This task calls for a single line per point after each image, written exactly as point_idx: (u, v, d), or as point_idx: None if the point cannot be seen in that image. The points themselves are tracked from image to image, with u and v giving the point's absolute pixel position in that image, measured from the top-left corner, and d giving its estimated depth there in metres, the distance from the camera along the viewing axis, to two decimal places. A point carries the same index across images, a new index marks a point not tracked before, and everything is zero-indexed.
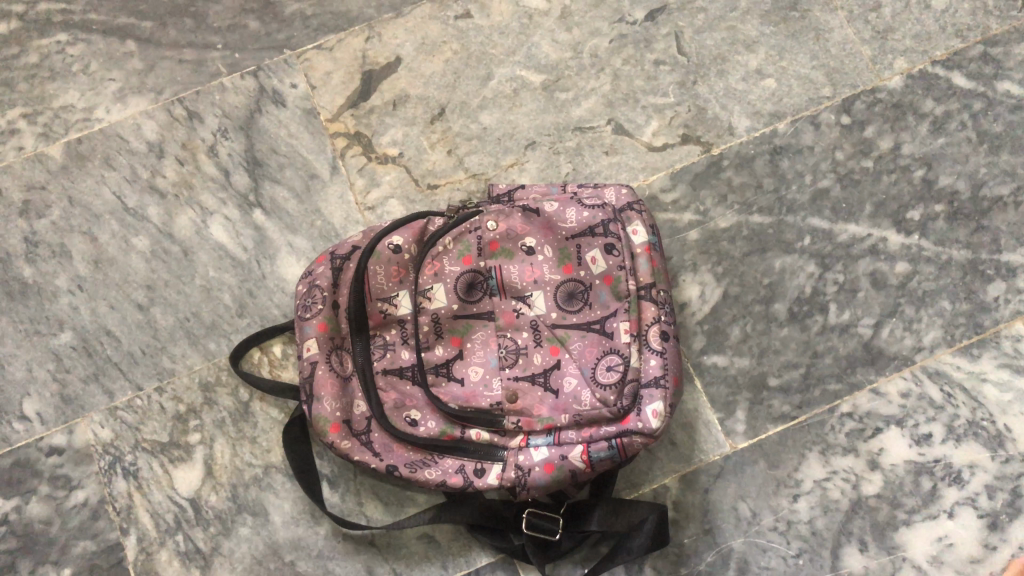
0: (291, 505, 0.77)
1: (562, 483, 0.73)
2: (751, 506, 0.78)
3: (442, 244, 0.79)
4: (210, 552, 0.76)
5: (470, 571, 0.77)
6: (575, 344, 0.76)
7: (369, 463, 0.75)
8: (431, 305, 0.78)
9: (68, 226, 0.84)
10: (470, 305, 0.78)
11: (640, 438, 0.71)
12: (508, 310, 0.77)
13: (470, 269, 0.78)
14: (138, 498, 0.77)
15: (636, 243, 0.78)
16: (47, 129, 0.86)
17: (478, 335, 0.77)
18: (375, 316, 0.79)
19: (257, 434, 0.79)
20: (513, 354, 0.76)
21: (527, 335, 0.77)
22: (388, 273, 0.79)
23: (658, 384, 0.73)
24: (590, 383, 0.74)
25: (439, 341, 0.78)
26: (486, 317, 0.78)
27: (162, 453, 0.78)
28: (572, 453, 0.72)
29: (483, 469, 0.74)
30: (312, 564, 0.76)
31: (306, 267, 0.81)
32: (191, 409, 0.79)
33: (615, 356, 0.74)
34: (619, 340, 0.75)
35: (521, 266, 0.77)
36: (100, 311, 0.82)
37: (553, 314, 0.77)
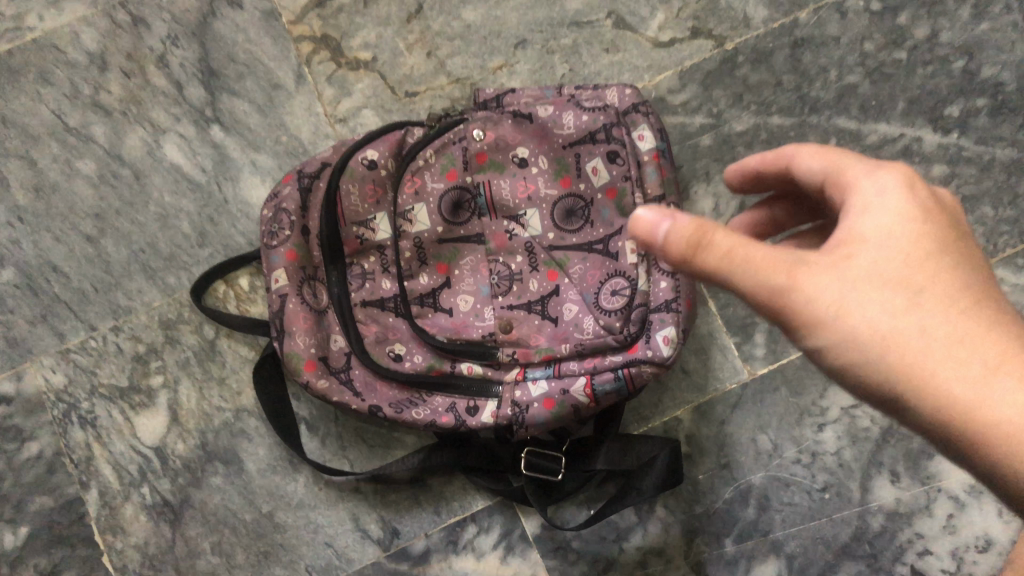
0: (267, 451, 0.70)
1: (564, 420, 0.65)
2: (772, 438, 0.71)
3: (423, 157, 0.69)
4: (180, 504, 0.69)
5: (466, 516, 0.70)
6: (575, 267, 0.68)
7: (349, 404, 0.68)
8: (413, 228, 0.69)
9: (3, 149, 0.74)
10: (457, 227, 0.69)
11: (649, 367, 0.63)
12: (500, 231, 0.69)
13: (455, 186, 0.69)
14: (98, 449, 0.70)
15: (643, 150, 0.68)
16: None
17: (467, 261, 0.70)
18: (351, 243, 0.70)
19: (226, 375, 0.71)
20: (506, 281, 0.68)
21: (522, 259, 0.69)
22: (363, 193, 0.70)
23: (670, 308, 0.63)
24: (592, 310, 0.66)
25: (424, 269, 0.70)
26: (474, 240, 0.69)
27: (122, 398, 0.71)
28: (574, 387, 0.64)
29: (477, 406, 0.67)
30: (293, 514, 0.70)
31: (273, 189, 0.72)
32: (152, 349, 0.72)
33: (620, 279, 0.66)
34: (624, 261, 0.66)
35: (513, 182, 0.69)
36: (45, 244, 0.73)
37: (549, 235, 0.68)
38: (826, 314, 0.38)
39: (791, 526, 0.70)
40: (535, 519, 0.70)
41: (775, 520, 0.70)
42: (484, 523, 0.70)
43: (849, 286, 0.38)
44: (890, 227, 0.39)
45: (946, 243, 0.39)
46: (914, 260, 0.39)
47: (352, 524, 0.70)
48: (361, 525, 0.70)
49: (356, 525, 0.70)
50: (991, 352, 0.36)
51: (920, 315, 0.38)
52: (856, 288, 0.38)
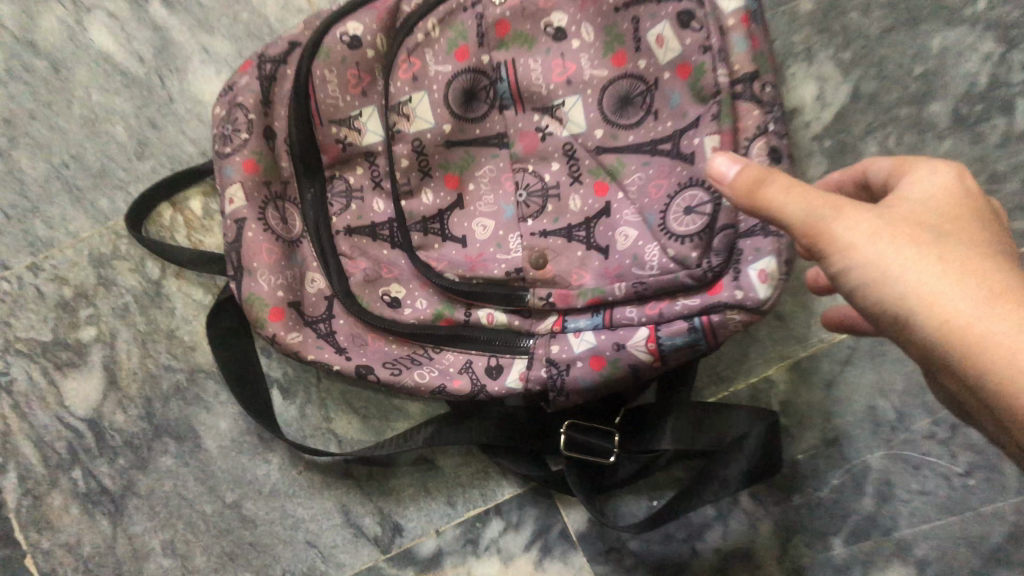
0: (230, 425, 0.54)
1: (619, 385, 0.47)
2: (896, 405, 0.53)
3: (422, 30, 0.50)
4: (121, 492, 0.54)
5: (489, 509, 0.54)
6: (633, 176, 0.48)
7: (327, 364, 0.51)
8: (412, 126, 0.51)
9: None
10: (471, 126, 0.51)
11: (736, 313, 0.43)
12: (530, 130, 0.51)
13: (467, 68, 0.50)
14: (16, 421, 0.55)
15: (726, 12, 0.44)
16: None
17: (485, 170, 0.52)
18: (330, 149, 0.52)
19: (176, 326, 0.55)
20: (538, 198, 0.50)
21: (559, 168, 0.50)
22: (343, 80, 0.51)
23: (768, 234, 0.43)
24: (658, 237, 0.47)
25: (427, 181, 0.52)
26: (494, 142, 0.51)
27: (45, 357, 0.55)
28: (631, 341, 0.45)
29: (500, 367, 0.50)
30: (264, 505, 0.54)
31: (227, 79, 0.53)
32: (82, 293, 0.55)
33: (699, 191, 0.46)
34: (700, 165, 0.46)
35: (546, 60, 0.49)
36: None
37: (597, 133, 0.49)
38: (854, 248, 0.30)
39: (922, 524, 0.52)
40: (580, 512, 0.53)
41: (901, 515, 0.52)
42: (513, 518, 0.54)
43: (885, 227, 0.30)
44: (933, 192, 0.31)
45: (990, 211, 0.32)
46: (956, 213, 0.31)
47: (340, 519, 0.54)
48: (352, 519, 0.54)
49: (346, 519, 0.54)
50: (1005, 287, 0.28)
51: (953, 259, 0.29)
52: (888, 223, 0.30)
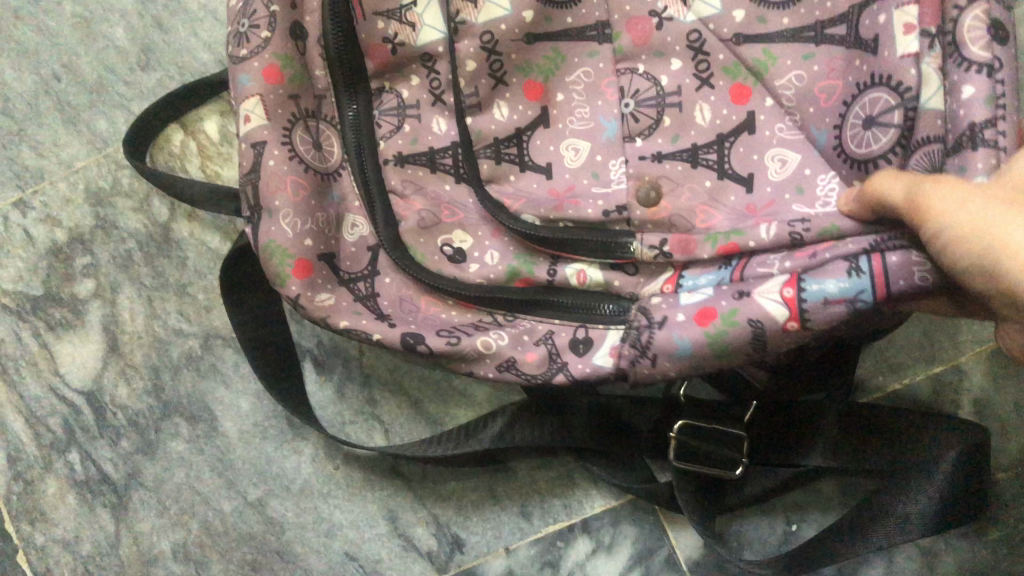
0: (253, 404, 0.44)
1: (735, 358, 0.29)
2: None
3: None
4: (125, 482, 0.44)
5: (573, 523, 0.42)
6: (787, 75, 0.30)
7: (362, 330, 0.36)
8: (479, 14, 0.33)
9: None
10: (559, 12, 0.32)
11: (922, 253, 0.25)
12: (643, 12, 0.32)
13: None
14: (5, 392, 0.45)
15: None
16: None
17: (579, 74, 0.33)
18: (378, 52, 0.36)
19: (189, 280, 0.45)
20: (651, 108, 0.32)
21: (682, 69, 0.31)
22: None
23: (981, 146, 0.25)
24: (831, 165, 0.30)
25: (499, 91, 0.34)
26: (592, 36, 0.32)
27: (37, 314, 0.45)
28: (760, 288, 0.28)
29: (592, 342, 0.34)
30: (294, 505, 0.43)
31: None
32: (78, 238, 0.45)
33: (885, 92, 0.28)
34: (886, 54, 0.28)
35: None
36: None
37: (735, 14, 0.30)
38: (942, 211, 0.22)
39: None
40: (693, 536, 0.41)
41: None
42: (605, 539, 0.42)
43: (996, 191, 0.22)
44: None
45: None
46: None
47: (386, 527, 0.43)
48: (400, 528, 0.43)
49: (393, 528, 0.43)
50: None
51: None
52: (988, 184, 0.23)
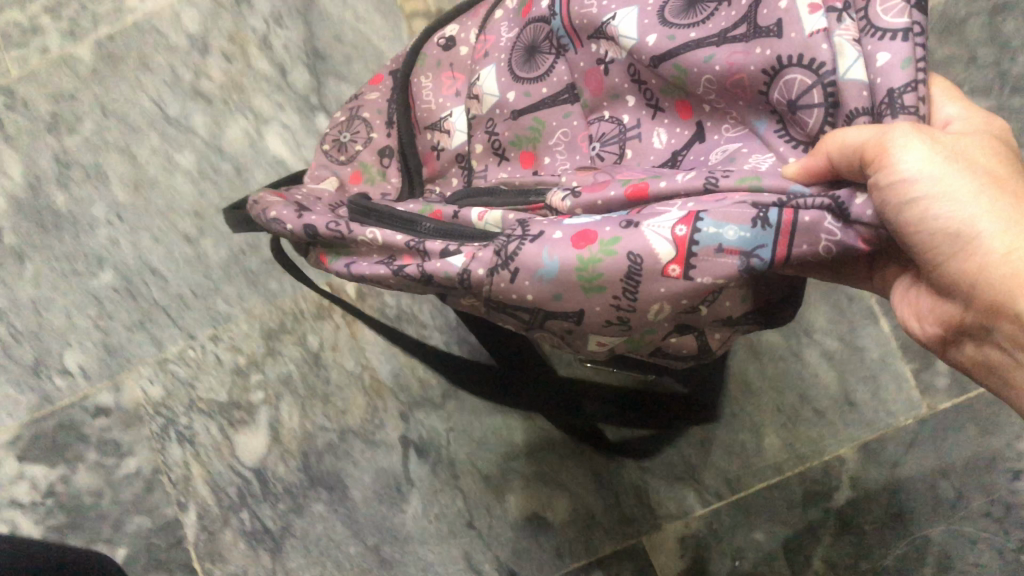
0: (373, 478, 0.65)
1: (597, 286, 0.34)
2: (956, 484, 0.61)
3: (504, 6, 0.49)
4: (280, 532, 0.64)
5: (591, 562, 0.63)
6: (702, 80, 0.37)
7: (282, 223, 0.43)
8: (482, 105, 0.47)
9: (103, 142, 0.70)
10: (536, 87, 0.45)
11: (827, 223, 0.31)
12: (594, 67, 0.42)
13: (529, 22, 0.45)
14: (196, 468, 0.65)
15: None
16: (73, 25, 0.71)
17: (559, 135, 0.45)
18: (430, 161, 0.51)
19: (330, 392, 0.66)
20: (613, 146, 0.43)
21: (630, 115, 0.42)
22: (441, 82, 0.50)
23: (899, 113, 0.30)
24: (771, 146, 0.37)
25: (505, 164, 0.48)
26: (565, 97, 0.44)
27: (221, 415, 0.66)
28: (667, 222, 0.33)
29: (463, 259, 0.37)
30: (401, 549, 0.63)
31: (355, 92, 0.54)
32: (253, 361, 0.66)
33: (799, 73, 0.33)
34: (791, 34, 0.33)
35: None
36: (143, 244, 0.69)
37: (649, 40, 0.38)
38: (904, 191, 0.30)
39: None
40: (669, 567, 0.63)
41: None
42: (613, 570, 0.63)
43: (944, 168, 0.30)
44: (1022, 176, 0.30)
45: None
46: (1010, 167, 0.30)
47: (465, 565, 0.63)
48: (474, 564, 0.63)
49: (468, 564, 0.63)
50: None
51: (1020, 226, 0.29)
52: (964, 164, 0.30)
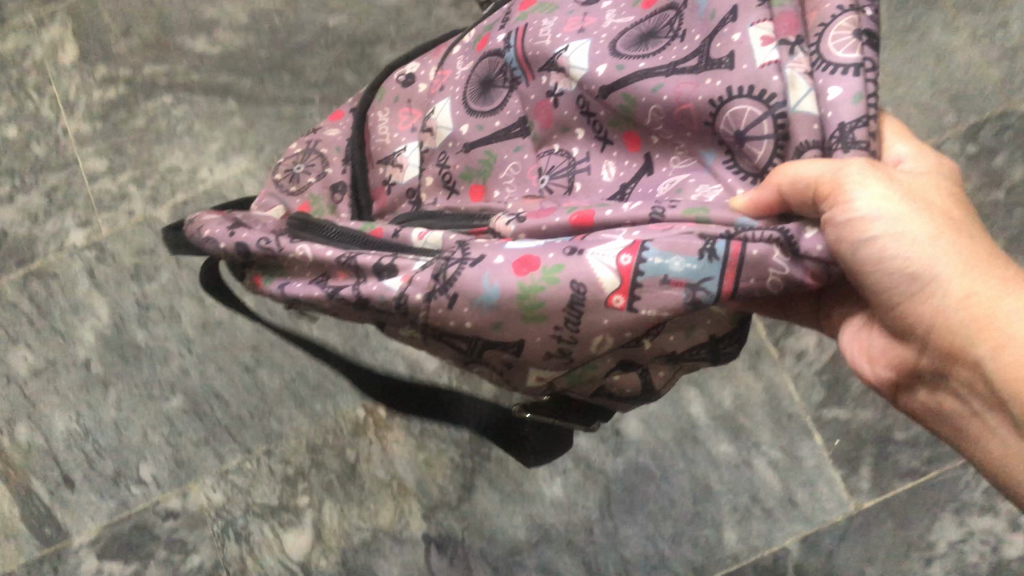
0: (400, 569, 0.78)
1: (535, 308, 0.39)
2: (877, 570, 0.75)
3: (459, 47, 0.58)
4: None
5: None
6: (647, 109, 0.42)
7: (215, 241, 0.48)
8: (437, 137, 0.55)
9: (177, 288, 0.86)
10: (489, 120, 0.52)
11: (775, 261, 0.35)
12: (544, 100, 0.47)
13: (486, 57, 0.53)
14: (252, 562, 0.80)
15: None
16: (156, 193, 0.89)
17: (508, 168, 0.50)
18: (381, 197, 0.59)
19: (365, 497, 0.80)
20: (563, 178, 0.47)
21: (579, 144, 0.47)
22: (396, 116, 0.60)
23: (851, 147, 0.35)
24: (720, 177, 0.41)
25: (454, 197, 0.54)
26: (517, 131, 0.50)
27: (272, 517, 0.80)
28: (610, 247, 0.38)
29: (395, 270, 0.43)
30: None
31: (316, 125, 0.64)
32: (300, 471, 0.81)
33: (749, 103, 0.38)
34: (744, 66, 0.38)
35: (560, 20, 0.47)
36: (209, 373, 0.84)
37: (599, 70, 0.44)
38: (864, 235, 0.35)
39: None
40: None
41: None
42: None
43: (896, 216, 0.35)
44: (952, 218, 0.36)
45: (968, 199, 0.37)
46: (955, 222, 0.36)
47: None
48: None
49: None
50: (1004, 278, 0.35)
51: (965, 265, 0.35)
52: (912, 212, 0.35)
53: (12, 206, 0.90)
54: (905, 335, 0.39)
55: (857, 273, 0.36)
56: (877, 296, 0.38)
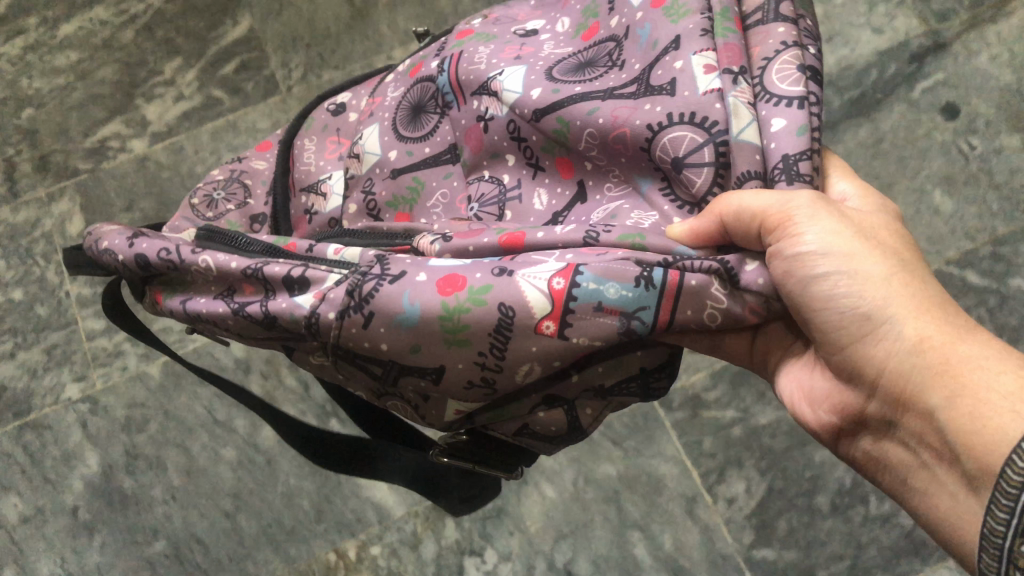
0: None
1: (451, 324, 0.43)
2: None
3: (388, 82, 0.67)
4: None
5: None
6: (585, 132, 0.48)
7: (113, 252, 0.53)
8: (363, 163, 0.62)
9: (164, 438, 0.94)
10: (420, 146, 0.59)
11: (707, 283, 0.41)
12: (475, 124, 0.54)
13: (419, 86, 0.61)
14: None
15: None
16: (149, 350, 0.97)
17: (436, 193, 0.58)
18: (301, 225, 0.67)
19: None
20: (493, 207, 0.54)
21: (509, 176, 0.54)
22: (322, 145, 0.69)
23: (796, 178, 0.42)
24: (658, 205, 0.47)
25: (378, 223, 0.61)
26: (447, 158, 0.58)
27: None
28: (548, 274, 0.42)
29: (308, 284, 0.47)
30: None
31: (251, 155, 0.76)
32: None
33: (691, 132, 0.44)
34: (687, 93, 0.44)
35: (496, 50, 0.56)
36: (191, 518, 0.92)
37: (534, 93, 0.50)
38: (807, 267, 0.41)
39: None
40: None
41: None
42: None
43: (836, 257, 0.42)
44: (889, 264, 0.42)
45: (916, 255, 0.44)
46: (905, 270, 0.42)
47: None
48: None
49: None
50: (935, 313, 0.41)
51: (902, 301, 0.41)
52: (863, 255, 0.42)
53: (13, 362, 0.98)
54: (851, 377, 0.44)
55: (807, 307, 0.42)
56: (825, 332, 0.43)
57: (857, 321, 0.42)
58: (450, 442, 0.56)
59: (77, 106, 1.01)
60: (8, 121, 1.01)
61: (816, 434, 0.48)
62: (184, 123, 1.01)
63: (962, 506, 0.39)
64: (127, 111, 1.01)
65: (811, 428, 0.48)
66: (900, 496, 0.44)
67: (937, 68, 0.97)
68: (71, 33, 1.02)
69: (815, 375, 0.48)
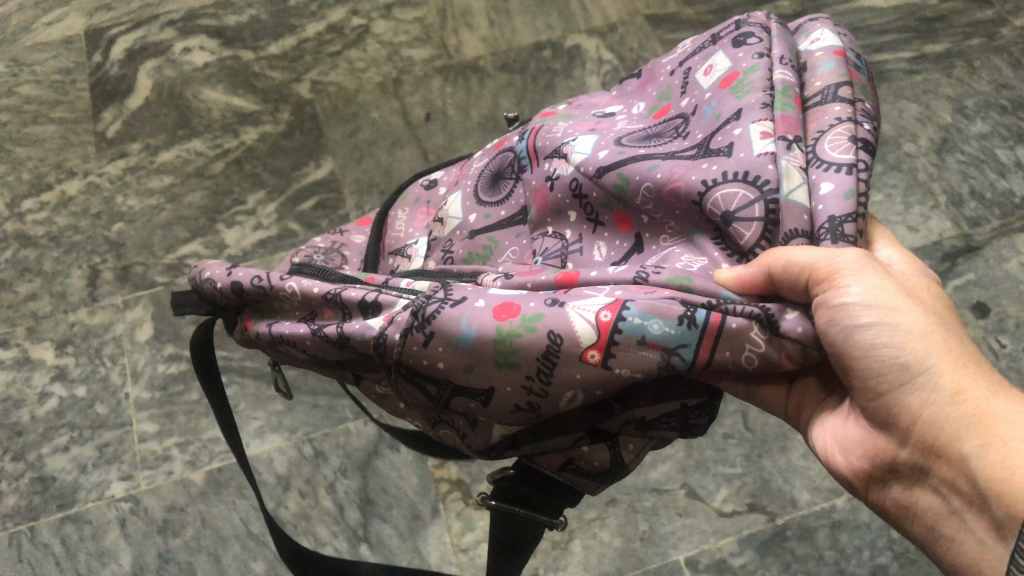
0: None
1: (501, 347, 0.48)
2: None
3: (473, 159, 0.76)
4: None
5: None
6: (642, 187, 0.52)
7: (215, 281, 0.63)
8: (445, 226, 0.71)
9: (197, 545, 0.96)
10: (497, 208, 0.66)
11: (747, 327, 0.45)
12: (542, 181, 0.60)
13: (501, 154, 0.69)
14: None
15: (727, 66, 0.56)
16: (194, 456, 1.01)
17: (505, 250, 0.64)
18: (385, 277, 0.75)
19: None
20: (556, 258, 0.58)
21: (572, 229, 0.59)
22: (413, 215, 0.79)
23: (841, 238, 0.46)
24: (707, 253, 0.50)
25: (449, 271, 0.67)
26: (519, 219, 0.64)
27: None
28: (596, 305, 0.47)
29: (383, 308, 0.54)
30: None
31: (346, 228, 0.85)
32: None
33: (744, 189, 0.47)
34: (742, 155, 0.48)
35: (573, 124, 0.62)
36: None
37: (601, 154, 0.56)
38: (855, 320, 0.45)
39: None
40: None
41: None
42: None
43: (882, 310, 0.45)
44: (929, 321, 0.46)
45: (952, 314, 0.48)
46: (943, 326, 0.46)
47: None
48: None
49: None
50: (973, 370, 0.45)
51: (941, 357, 0.45)
52: (905, 310, 0.46)
53: (66, 455, 1.01)
54: (887, 426, 0.47)
55: (848, 355, 0.46)
56: (865, 382, 0.47)
57: (898, 372, 0.45)
58: (500, 481, 0.62)
59: (163, 225, 1.13)
60: (99, 233, 1.12)
61: (848, 479, 0.52)
62: (258, 249, 1.10)
63: (990, 551, 0.43)
64: (208, 233, 1.12)
65: (844, 474, 0.52)
66: (930, 542, 0.47)
67: (970, 269, 1.02)
68: (168, 160, 1.17)
69: (850, 425, 0.51)
